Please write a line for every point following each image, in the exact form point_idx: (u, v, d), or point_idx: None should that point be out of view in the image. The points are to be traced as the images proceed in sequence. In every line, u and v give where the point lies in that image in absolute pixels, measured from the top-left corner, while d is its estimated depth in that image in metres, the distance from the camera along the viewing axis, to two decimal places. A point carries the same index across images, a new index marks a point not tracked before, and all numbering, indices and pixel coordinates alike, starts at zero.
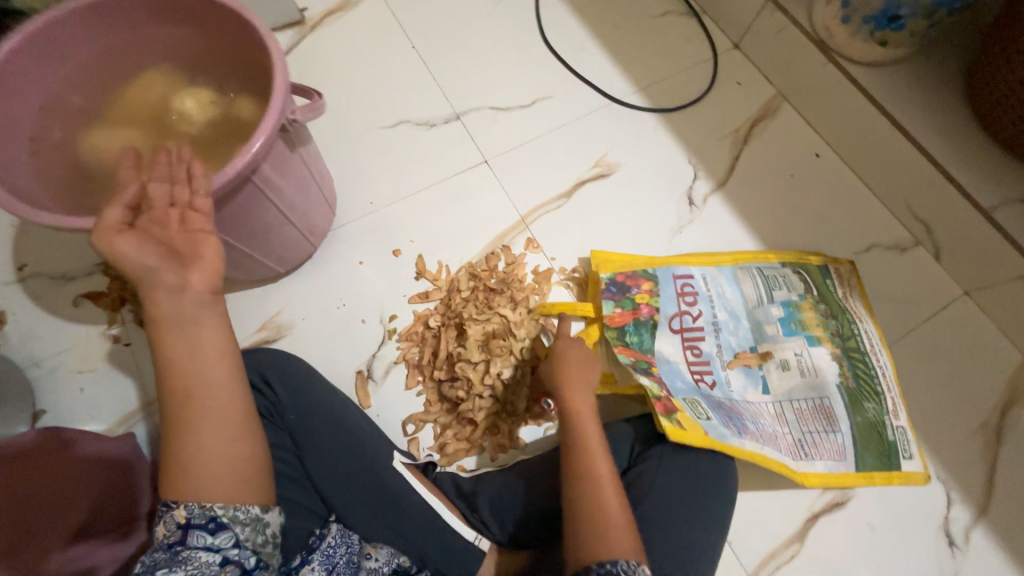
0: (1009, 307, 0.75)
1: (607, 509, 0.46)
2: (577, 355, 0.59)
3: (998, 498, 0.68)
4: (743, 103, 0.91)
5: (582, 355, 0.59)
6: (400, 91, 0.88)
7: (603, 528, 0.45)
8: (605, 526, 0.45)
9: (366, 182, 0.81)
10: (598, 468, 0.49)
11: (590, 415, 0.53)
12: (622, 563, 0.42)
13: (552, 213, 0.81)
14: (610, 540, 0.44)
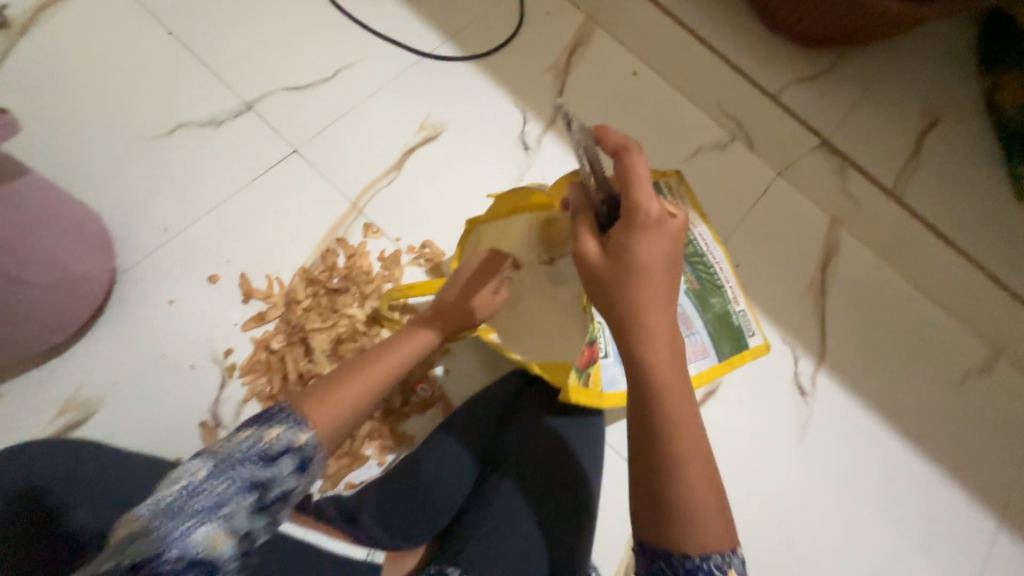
0: (812, 178, 0.84)
1: (694, 488, 0.37)
2: (671, 273, 0.39)
3: (830, 343, 0.79)
4: (556, 32, 0.88)
5: (675, 272, 0.40)
6: (168, 90, 0.73)
7: (696, 504, 0.37)
8: (695, 507, 0.37)
9: (154, 206, 0.68)
10: (685, 436, 0.38)
11: (674, 370, 0.39)
12: (718, 558, 0.36)
13: (386, 191, 0.74)
14: (706, 525, 0.37)
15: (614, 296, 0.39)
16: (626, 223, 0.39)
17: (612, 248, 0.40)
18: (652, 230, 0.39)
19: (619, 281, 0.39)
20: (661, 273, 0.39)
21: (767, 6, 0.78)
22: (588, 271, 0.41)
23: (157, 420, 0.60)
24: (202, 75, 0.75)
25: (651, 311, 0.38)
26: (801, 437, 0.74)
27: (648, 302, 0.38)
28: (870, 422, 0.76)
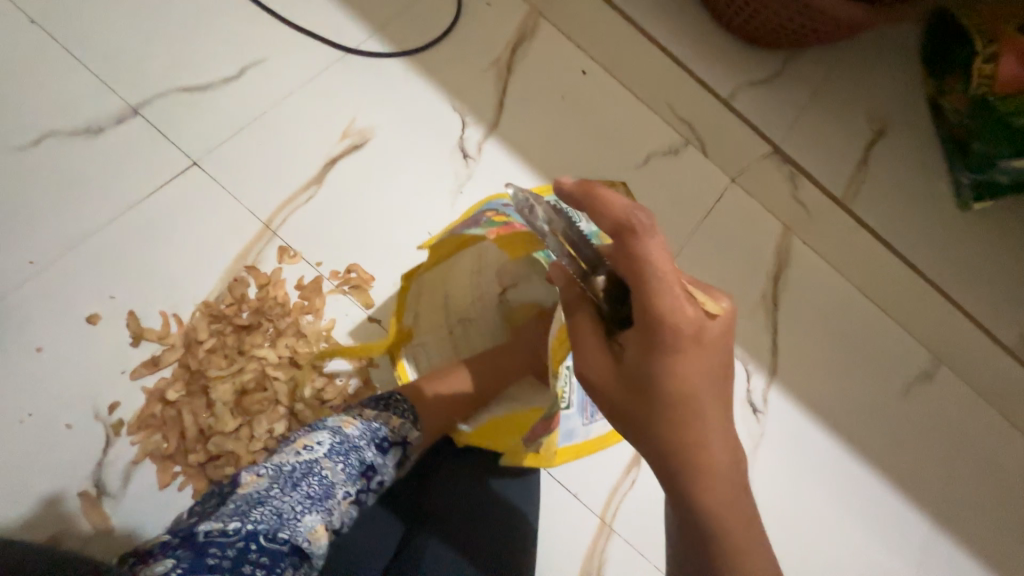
0: (765, 186, 0.81)
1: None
2: (712, 381, 0.36)
3: (781, 356, 0.78)
4: (497, 25, 0.81)
5: (715, 374, 0.36)
6: (33, 92, 0.62)
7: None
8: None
9: (19, 233, 0.57)
10: (739, 535, 0.36)
11: (727, 459, 0.37)
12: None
13: (305, 209, 0.66)
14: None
15: (647, 419, 0.36)
16: (653, 336, 0.35)
17: (630, 367, 0.37)
18: (685, 343, 0.35)
19: (650, 401, 0.36)
20: (698, 387, 0.35)
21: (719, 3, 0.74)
22: (616, 380, 0.37)
23: (24, 491, 0.51)
24: (76, 73, 0.63)
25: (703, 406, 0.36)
26: (752, 455, 0.73)
27: (688, 417, 0.36)
28: (819, 434, 0.76)
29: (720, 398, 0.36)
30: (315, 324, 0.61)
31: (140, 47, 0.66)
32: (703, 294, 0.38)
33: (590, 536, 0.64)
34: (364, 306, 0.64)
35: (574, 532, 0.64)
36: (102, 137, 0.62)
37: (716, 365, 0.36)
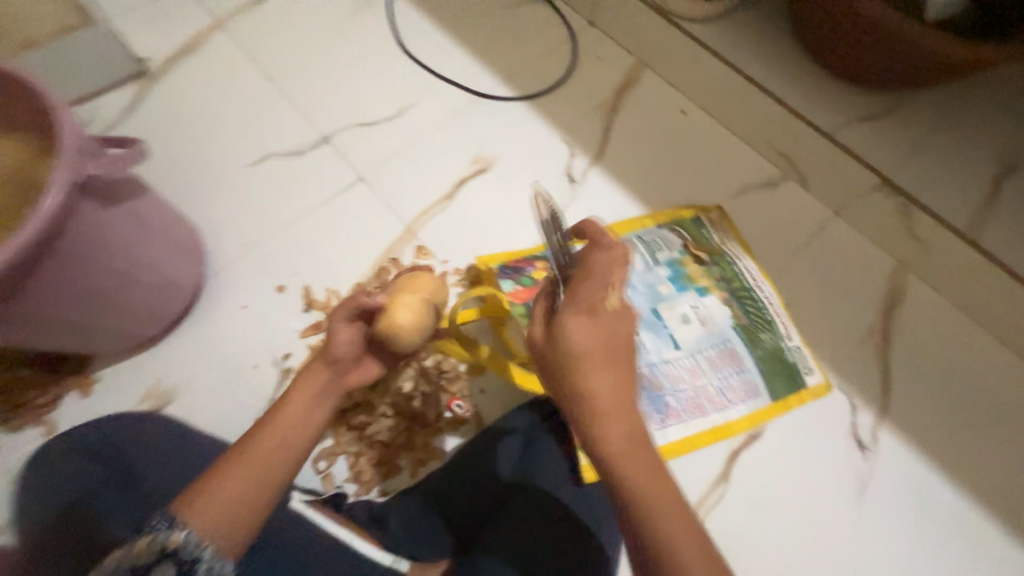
0: (872, 219, 0.80)
1: (679, 549, 0.37)
2: (616, 355, 0.41)
3: (894, 394, 0.73)
4: (606, 74, 0.93)
5: (621, 350, 0.42)
6: (261, 125, 0.85)
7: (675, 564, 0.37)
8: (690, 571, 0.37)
9: (241, 223, 0.77)
10: (677, 506, 0.39)
11: (616, 414, 0.40)
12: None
13: (438, 216, 0.80)
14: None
15: (581, 373, 0.41)
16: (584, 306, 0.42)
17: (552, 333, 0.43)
18: (565, 317, 0.42)
19: (566, 364, 0.41)
20: (581, 345, 0.41)
21: (822, 39, 0.75)
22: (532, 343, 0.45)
23: (223, 412, 0.67)
24: (291, 112, 0.86)
25: (589, 360, 0.41)
26: (861, 495, 0.68)
27: (583, 387, 0.40)
28: (943, 485, 0.69)
29: (612, 377, 0.41)
30: None
31: (334, 95, 0.88)
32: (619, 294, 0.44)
33: None
34: (477, 297, 0.74)
35: None
36: (301, 157, 0.83)
37: (594, 339, 0.41)
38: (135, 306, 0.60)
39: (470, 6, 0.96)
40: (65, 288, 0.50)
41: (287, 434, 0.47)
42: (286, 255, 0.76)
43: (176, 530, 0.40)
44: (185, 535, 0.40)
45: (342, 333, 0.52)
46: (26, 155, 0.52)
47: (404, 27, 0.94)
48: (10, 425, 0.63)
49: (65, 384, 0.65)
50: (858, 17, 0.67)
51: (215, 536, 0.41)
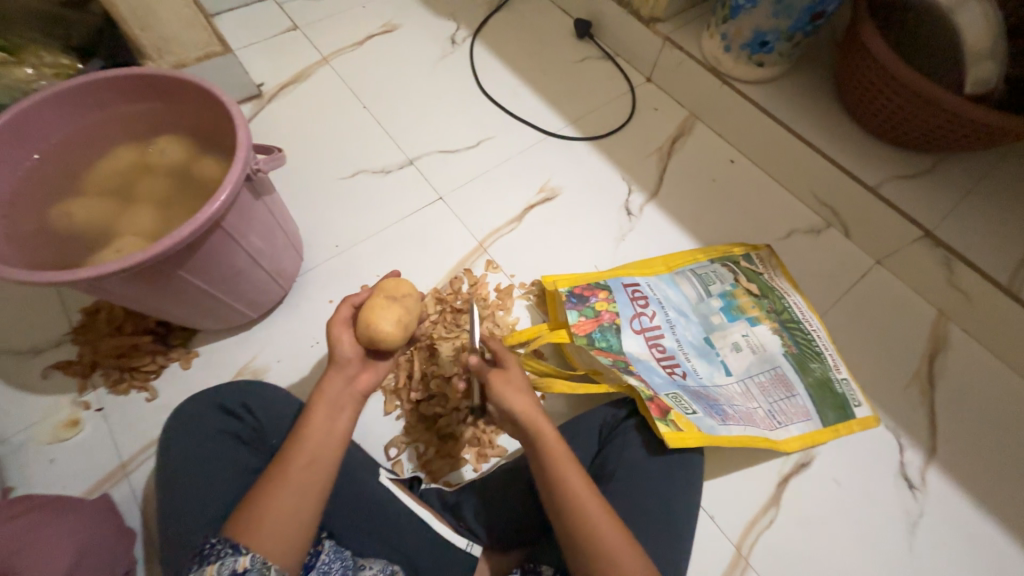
0: (915, 269, 0.85)
1: (613, 554, 0.43)
2: (525, 394, 0.52)
3: (941, 437, 0.75)
4: (661, 123, 1.03)
5: (527, 391, 0.52)
6: (356, 145, 0.96)
7: (612, 565, 0.43)
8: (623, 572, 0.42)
9: (333, 228, 0.86)
10: (599, 517, 0.45)
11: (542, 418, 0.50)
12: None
13: (507, 236, 0.88)
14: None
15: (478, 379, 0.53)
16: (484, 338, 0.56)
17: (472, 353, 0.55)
18: (498, 366, 0.54)
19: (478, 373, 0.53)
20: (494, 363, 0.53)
21: (861, 111, 0.85)
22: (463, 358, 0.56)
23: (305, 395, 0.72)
24: (381, 137, 0.97)
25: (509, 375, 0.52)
26: (913, 535, 0.68)
27: (518, 416, 0.50)
28: (997, 534, 0.69)
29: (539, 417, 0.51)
30: (505, 318, 0.79)
31: (421, 125, 0.99)
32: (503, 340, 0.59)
33: (724, 563, 0.66)
34: (541, 309, 0.80)
35: (708, 553, 0.66)
36: (389, 175, 0.93)
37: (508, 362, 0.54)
38: (250, 289, 0.68)
39: (543, 59, 1.09)
40: (213, 261, 0.58)
41: (318, 446, 0.49)
42: (370, 258, 0.84)
43: (241, 555, 0.42)
44: (251, 559, 0.42)
45: (343, 338, 0.57)
46: (191, 152, 0.61)
47: (485, 72, 1.07)
48: (119, 389, 0.69)
49: (170, 356, 0.71)
50: (898, 87, 0.75)
51: (275, 549, 0.44)
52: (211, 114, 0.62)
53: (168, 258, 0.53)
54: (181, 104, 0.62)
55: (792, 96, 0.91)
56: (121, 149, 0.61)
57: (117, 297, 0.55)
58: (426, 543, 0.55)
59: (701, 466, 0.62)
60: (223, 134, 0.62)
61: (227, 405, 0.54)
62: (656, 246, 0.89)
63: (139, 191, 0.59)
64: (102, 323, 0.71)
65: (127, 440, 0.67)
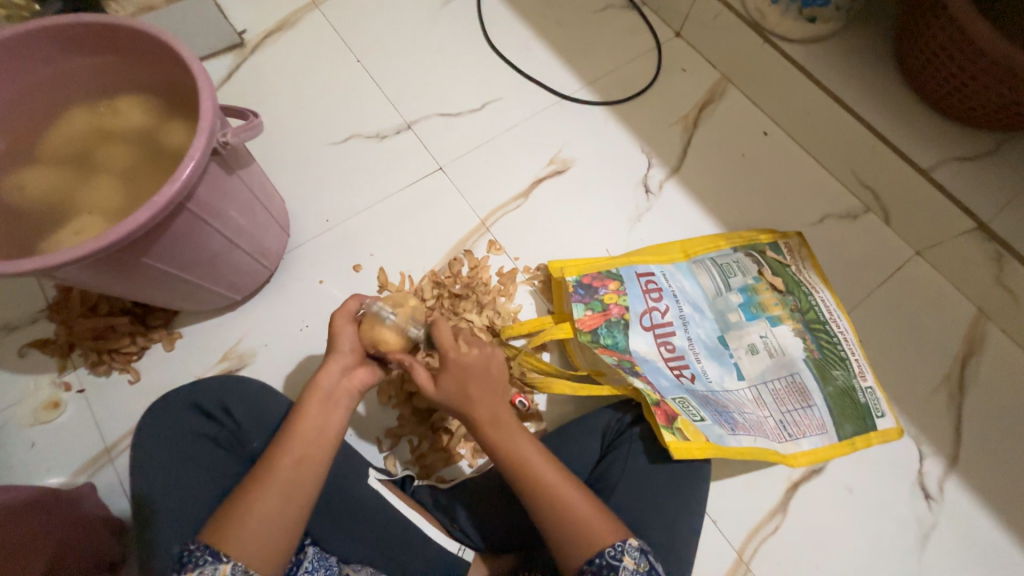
0: (960, 263, 0.77)
1: (583, 526, 0.42)
2: (487, 378, 0.46)
3: (965, 447, 0.70)
4: (689, 87, 0.91)
5: (488, 374, 0.47)
6: (348, 106, 0.86)
7: (581, 537, 0.42)
8: (593, 541, 0.41)
9: (323, 200, 0.79)
10: (568, 492, 0.43)
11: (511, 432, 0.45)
12: (611, 551, 0.41)
13: (512, 214, 0.80)
14: (597, 545, 0.41)
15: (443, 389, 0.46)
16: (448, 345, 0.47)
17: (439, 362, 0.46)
18: (451, 356, 0.46)
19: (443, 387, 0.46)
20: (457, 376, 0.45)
21: (924, 79, 0.73)
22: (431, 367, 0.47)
23: (293, 382, 0.68)
24: (376, 96, 0.87)
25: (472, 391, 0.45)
26: (922, 547, 0.66)
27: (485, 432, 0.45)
28: (1011, 549, 0.66)
29: (498, 399, 0.46)
30: (507, 305, 0.74)
31: (419, 85, 0.89)
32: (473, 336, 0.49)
33: (724, 569, 0.64)
34: (545, 299, 0.75)
35: (708, 558, 0.64)
36: (383, 141, 0.84)
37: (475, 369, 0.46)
38: (227, 270, 0.62)
39: (559, 7, 0.96)
40: (180, 244, 0.52)
41: (308, 445, 0.43)
42: (361, 235, 0.78)
43: (223, 561, 0.38)
44: (234, 564, 0.38)
45: (345, 330, 0.49)
46: (154, 117, 0.54)
47: (493, 21, 0.94)
48: (100, 370, 0.66)
49: (151, 337, 0.68)
50: (975, 53, 0.64)
51: (260, 552, 0.39)
52: (171, 75, 0.54)
53: (128, 245, 0.47)
54: (138, 60, 0.53)
55: (844, 59, 0.79)
56: (76, 113, 0.54)
57: (79, 284, 0.50)
58: (415, 546, 0.53)
59: (709, 477, 0.58)
60: (189, 97, 0.54)
61: (203, 406, 0.54)
62: (674, 230, 0.81)
63: (95, 162, 0.52)
64: (76, 302, 0.67)
65: (110, 425, 0.65)
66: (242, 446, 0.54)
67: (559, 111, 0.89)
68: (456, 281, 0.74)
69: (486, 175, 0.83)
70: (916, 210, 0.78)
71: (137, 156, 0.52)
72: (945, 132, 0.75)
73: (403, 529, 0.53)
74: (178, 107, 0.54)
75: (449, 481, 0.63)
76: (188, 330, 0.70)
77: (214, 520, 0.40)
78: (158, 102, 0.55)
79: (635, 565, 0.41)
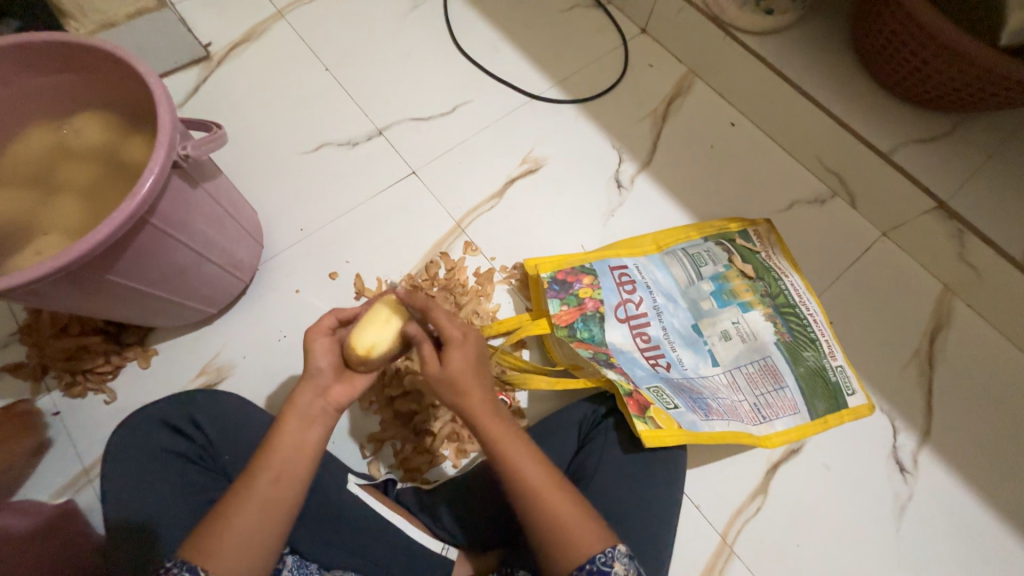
0: (924, 241, 0.79)
1: (574, 532, 0.41)
2: (481, 376, 0.46)
3: (936, 419, 0.72)
4: (656, 82, 0.93)
5: (481, 370, 0.47)
6: (318, 114, 0.86)
7: (571, 543, 0.41)
8: (582, 549, 0.41)
9: (297, 210, 0.79)
10: (562, 498, 0.43)
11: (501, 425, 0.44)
12: (601, 557, 0.41)
13: (487, 215, 0.81)
14: (588, 550, 0.41)
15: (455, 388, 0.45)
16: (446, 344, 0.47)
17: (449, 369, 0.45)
18: (454, 342, 0.47)
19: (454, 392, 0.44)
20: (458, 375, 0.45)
21: (880, 64, 0.75)
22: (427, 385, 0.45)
23: (273, 392, 0.68)
24: (346, 104, 0.87)
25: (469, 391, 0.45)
26: (899, 519, 0.67)
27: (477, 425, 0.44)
28: (983, 515, 0.68)
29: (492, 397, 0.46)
30: (486, 305, 0.74)
31: (389, 92, 0.89)
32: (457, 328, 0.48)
33: (708, 551, 0.65)
34: (522, 297, 0.76)
35: (693, 543, 0.65)
36: (354, 149, 0.84)
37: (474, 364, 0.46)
38: (197, 282, 0.62)
39: (526, 9, 0.97)
40: (142, 258, 0.52)
41: (287, 461, 0.42)
42: (335, 242, 0.78)
43: None
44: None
45: (318, 346, 0.49)
46: (114, 133, 0.54)
47: (461, 25, 0.95)
48: (74, 392, 0.66)
49: (125, 355, 0.67)
50: (926, 38, 0.66)
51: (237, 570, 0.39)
52: (128, 90, 0.53)
53: (90, 261, 0.47)
54: (96, 77, 0.53)
55: (803, 49, 0.81)
56: (35, 133, 0.54)
57: (44, 304, 0.50)
58: (398, 548, 0.54)
59: (685, 462, 0.59)
60: (148, 111, 0.53)
61: (172, 421, 0.54)
62: (648, 222, 0.82)
63: (56, 181, 0.52)
64: (45, 324, 0.66)
65: (85, 447, 0.64)
66: (219, 462, 0.54)
67: (529, 111, 0.89)
68: (434, 284, 0.75)
69: (458, 176, 0.84)
70: (880, 190, 0.80)
71: (97, 173, 0.52)
72: (900, 116, 0.77)
73: (386, 535, 0.54)
74: (139, 123, 0.54)
75: (433, 482, 0.63)
76: (162, 347, 0.69)
77: (189, 538, 0.40)
78: (115, 118, 0.55)
79: (625, 571, 0.40)
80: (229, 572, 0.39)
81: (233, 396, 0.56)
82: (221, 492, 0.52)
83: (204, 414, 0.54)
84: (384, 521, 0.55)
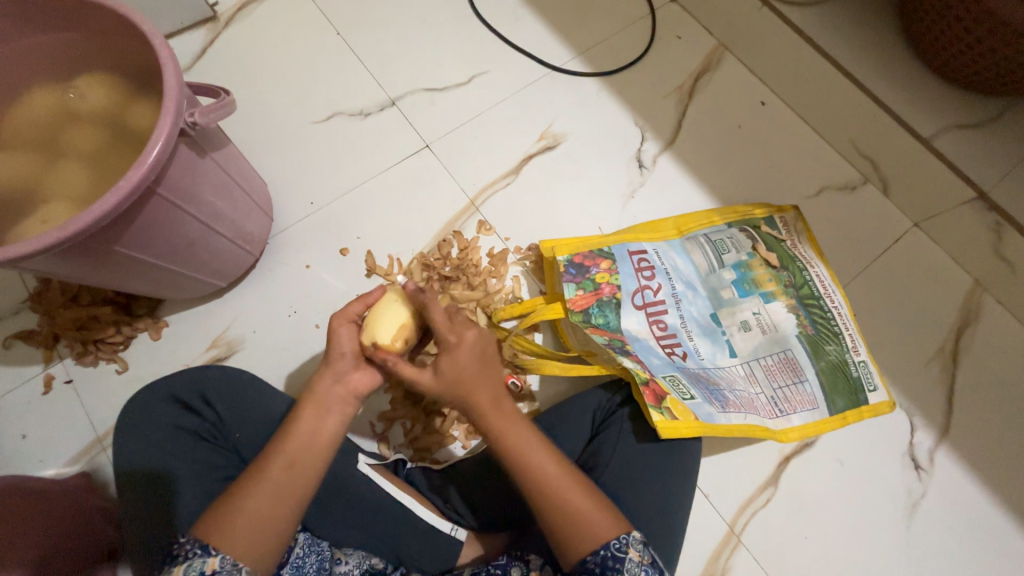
0: (959, 234, 0.76)
1: (584, 517, 0.41)
2: (484, 373, 0.46)
3: (955, 417, 0.71)
4: (685, 55, 0.88)
5: (484, 367, 0.46)
6: (328, 82, 0.83)
7: (583, 531, 0.41)
8: (593, 535, 0.41)
9: (307, 183, 0.77)
10: (571, 488, 0.42)
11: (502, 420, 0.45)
12: (616, 543, 0.41)
13: (502, 193, 0.78)
14: (599, 538, 0.41)
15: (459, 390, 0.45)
16: (443, 349, 0.46)
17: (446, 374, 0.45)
18: (449, 344, 0.46)
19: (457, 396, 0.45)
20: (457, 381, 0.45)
21: (928, 41, 0.70)
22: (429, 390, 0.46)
23: (284, 369, 0.68)
24: (358, 72, 0.84)
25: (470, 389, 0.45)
26: (910, 517, 0.67)
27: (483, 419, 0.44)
28: (996, 516, 0.67)
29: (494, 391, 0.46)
30: (499, 287, 0.72)
31: (403, 61, 0.85)
32: (453, 327, 0.47)
33: (716, 541, 0.65)
34: (537, 281, 0.74)
35: (699, 532, 0.65)
36: (365, 120, 0.81)
37: (469, 368, 0.45)
38: (206, 255, 0.60)
39: None
40: (148, 230, 0.50)
41: (302, 447, 0.42)
42: (347, 217, 0.76)
43: (211, 555, 0.38)
44: (221, 559, 0.38)
45: (343, 332, 0.48)
46: (117, 97, 0.51)
47: None
48: (87, 361, 0.66)
49: (136, 326, 0.67)
50: (982, 13, 0.60)
51: (250, 551, 0.39)
52: (132, 51, 0.51)
53: (97, 232, 0.45)
54: (100, 37, 0.51)
55: (845, 23, 0.76)
56: (35, 95, 0.52)
57: (53, 275, 0.49)
58: (407, 529, 0.54)
59: (699, 454, 0.58)
60: (155, 76, 0.51)
61: (182, 398, 0.53)
62: (669, 205, 0.79)
63: (59, 147, 0.50)
64: (56, 292, 0.66)
65: (99, 417, 0.64)
66: (228, 438, 0.54)
67: (550, 85, 0.85)
68: (446, 263, 0.73)
69: (472, 152, 0.80)
70: (917, 178, 0.76)
71: (101, 139, 0.50)
72: (945, 98, 0.72)
73: (396, 515, 0.54)
74: (142, 88, 0.52)
75: (444, 462, 0.63)
76: (172, 321, 0.68)
77: (207, 516, 0.40)
78: (115, 81, 0.52)
79: (640, 557, 0.41)
80: (242, 553, 0.38)
81: (244, 372, 0.56)
82: (232, 467, 0.53)
83: (215, 391, 0.54)
84: (394, 502, 0.55)
